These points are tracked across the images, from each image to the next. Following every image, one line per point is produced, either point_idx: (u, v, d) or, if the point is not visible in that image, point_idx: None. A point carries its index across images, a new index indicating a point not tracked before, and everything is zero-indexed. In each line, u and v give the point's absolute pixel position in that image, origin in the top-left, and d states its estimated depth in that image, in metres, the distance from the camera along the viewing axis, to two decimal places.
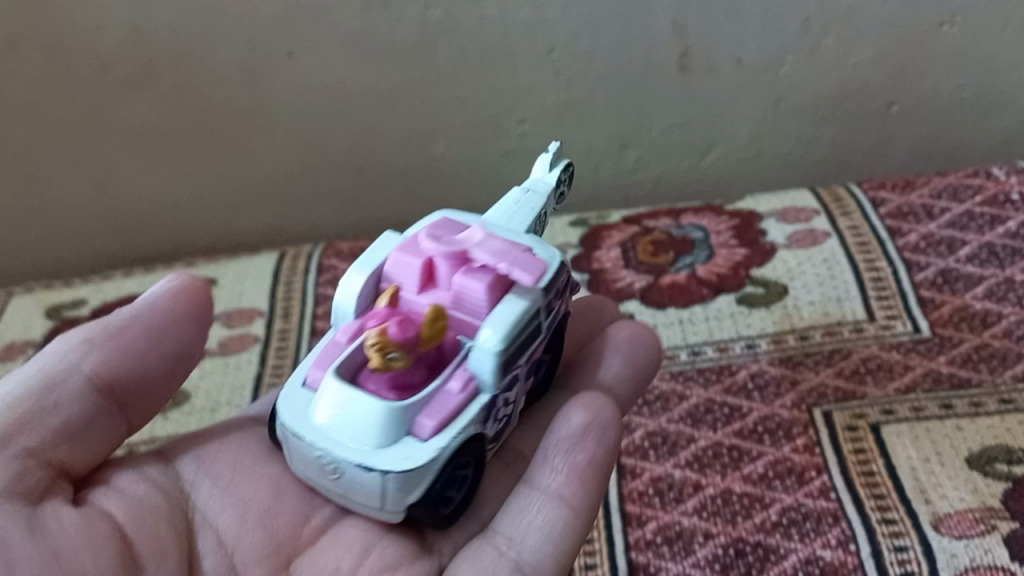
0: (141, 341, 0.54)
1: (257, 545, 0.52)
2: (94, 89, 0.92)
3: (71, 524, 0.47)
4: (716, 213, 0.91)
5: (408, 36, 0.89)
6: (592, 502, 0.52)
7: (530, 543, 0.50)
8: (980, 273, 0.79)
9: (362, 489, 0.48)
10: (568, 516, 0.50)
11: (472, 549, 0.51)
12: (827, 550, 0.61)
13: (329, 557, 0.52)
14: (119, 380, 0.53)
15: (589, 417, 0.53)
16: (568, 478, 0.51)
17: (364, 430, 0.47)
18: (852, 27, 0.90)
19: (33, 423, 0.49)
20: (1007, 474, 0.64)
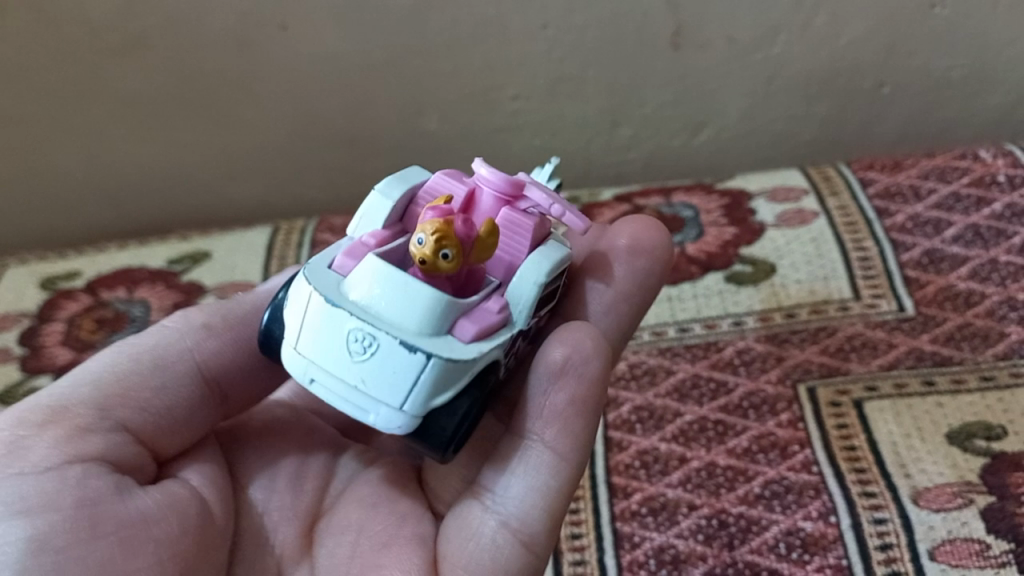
0: (254, 342, 0.58)
1: (285, 507, 0.56)
2: (87, 58, 0.92)
3: (154, 504, 0.50)
4: (707, 192, 0.91)
5: (402, 9, 0.90)
6: (580, 442, 0.50)
7: (513, 497, 0.49)
8: (965, 254, 0.80)
9: (375, 375, 0.45)
10: (551, 462, 0.49)
11: (463, 505, 0.51)
12: (808, 522, 0.62)
13: (345, 515, 0.56)
14: (220, 370, 0.57)
15: (566, 354, 0.50)
16: (546, 424, 0.49)
17: (411, 309, 0.46)
18: (843, 6, 0.91)
19: (137, 400, 0.53)
20: (985, 449, 0.65)
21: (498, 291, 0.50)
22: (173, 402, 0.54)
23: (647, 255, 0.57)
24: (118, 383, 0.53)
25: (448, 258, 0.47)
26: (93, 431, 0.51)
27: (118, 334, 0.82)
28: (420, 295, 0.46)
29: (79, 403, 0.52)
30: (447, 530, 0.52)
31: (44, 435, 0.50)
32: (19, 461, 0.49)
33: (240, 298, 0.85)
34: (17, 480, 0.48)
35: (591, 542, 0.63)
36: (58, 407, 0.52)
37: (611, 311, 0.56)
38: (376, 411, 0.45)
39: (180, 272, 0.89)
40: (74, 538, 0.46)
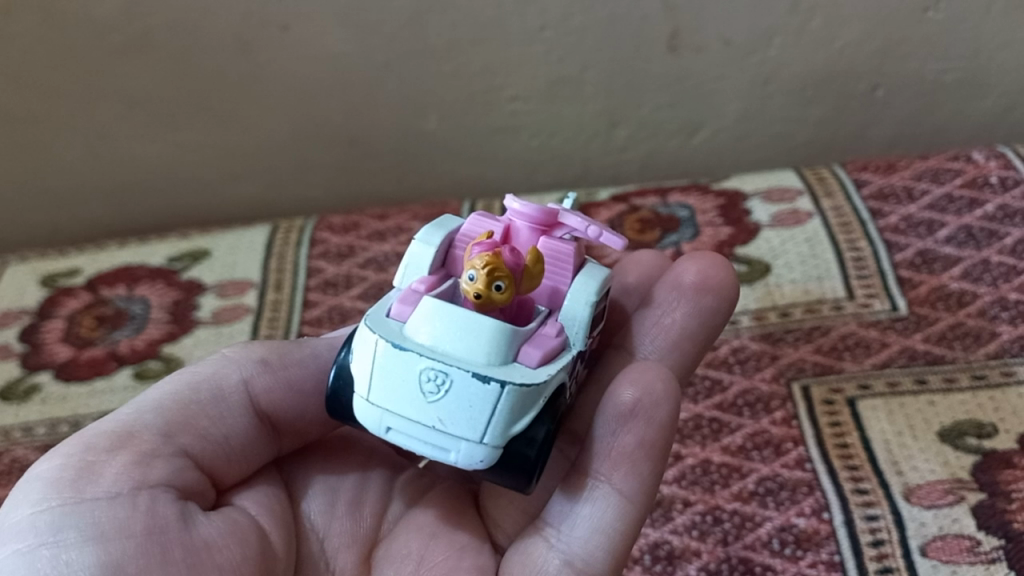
0: (311, 380, 0.57)
1: (346, 532, 0.56)
2: (89, 57, 0.93)
3: (220, 531, 0.49)
4: (703, 192, 0.92)
5: (401, 10, 0.91)
6: (648, 485, 0.50)
7: (579, 536, 0.50)
8: (957, 255, 0.81)
9: (448, 414, 0.44)
10: (619, 503, 0.50)
11: (526, 541, 0.52)
12: (801, 518, 0.63)
13: (402, 543, 0.56)
14: (280, 405, 0.56)
15: (638, 395, 0.51)
16: (615, 465, 0.50)
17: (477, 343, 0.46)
18: (838, 9, 0.92)
19: (197, 427, 0.52)
20: (976, 447, 0.66)
21: (552, 318, 0.51)
22: (232, 433, 0.53)
23: (715, 292, 0.59)
24: (180, 411, 0.52)
25: (502, 289, 0.48)
26: (160, 458, 0.50)
27: (119, 331, 0.82)
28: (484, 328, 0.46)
29: (144, 429, 0.51)
30: (509, 565, 0.52)
31: (113, 461, 0.49)
32: (86, 489, 0.47)
33: (240, 295, 0.85)
34: (84, 506, 0.46)
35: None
36: (123, 432, 0.50)
37: (676, 348, 0.58)
38: (453, 454, 0.44)
39: (180, 269, 0.89)
40: (145, 567, 0.45)
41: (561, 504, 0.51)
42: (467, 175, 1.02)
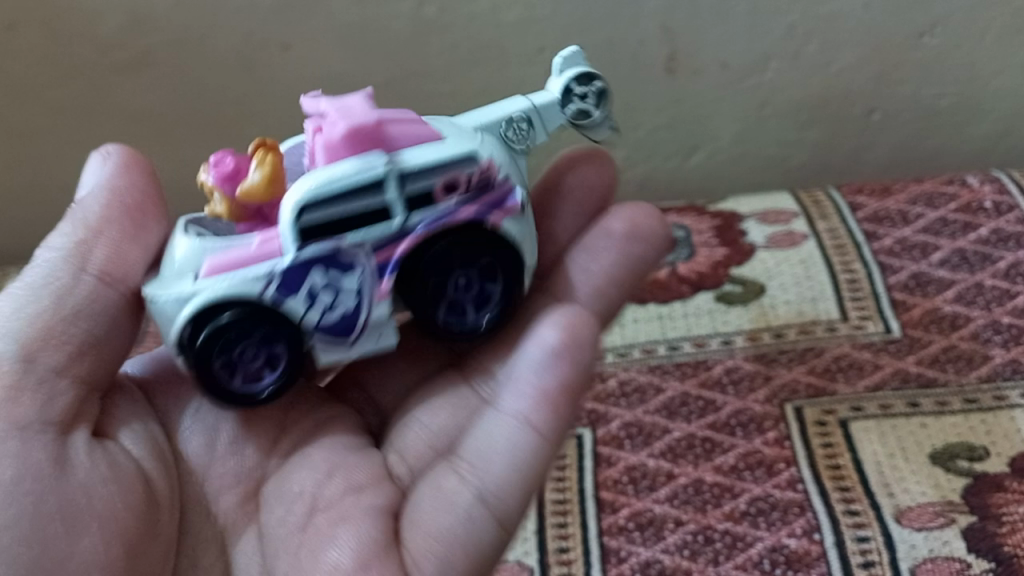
0: (139, 235, 0.56)
1: (227, 474, 0.57)
2: (92, 75, 0.94)
3: (98, 476, 0.51)
4: (698, 214, 0.93)
5: (402, 30, 0.92)
6: (565, 424, 0.52)
7: (490, 469, 0.51)
8: (950, 278, 0.81)
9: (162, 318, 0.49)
10: (531, 441, 0.51)
11: (435, 475, 0.53)
12: (792, 539, 0.63)
13: (293, 482, 0.55)
14: (119, 260, 0.55)
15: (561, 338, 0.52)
16: (535, 399, 0.52)
17: (190, 274, 0.49)
18: (834, 35, 0.93)
19: (72, 319, 0.53)
20: (967, 470, 0.66)
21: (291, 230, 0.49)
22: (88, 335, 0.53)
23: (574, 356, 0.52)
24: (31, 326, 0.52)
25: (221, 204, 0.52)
26: (26, 392, 0.51)
27: None
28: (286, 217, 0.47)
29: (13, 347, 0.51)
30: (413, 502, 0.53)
31: None
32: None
33: None
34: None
35: (576, 531, 0.66)
36: None
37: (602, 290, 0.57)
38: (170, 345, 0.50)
39: None
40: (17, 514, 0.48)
41: (480, 444, 0.52)
42: None
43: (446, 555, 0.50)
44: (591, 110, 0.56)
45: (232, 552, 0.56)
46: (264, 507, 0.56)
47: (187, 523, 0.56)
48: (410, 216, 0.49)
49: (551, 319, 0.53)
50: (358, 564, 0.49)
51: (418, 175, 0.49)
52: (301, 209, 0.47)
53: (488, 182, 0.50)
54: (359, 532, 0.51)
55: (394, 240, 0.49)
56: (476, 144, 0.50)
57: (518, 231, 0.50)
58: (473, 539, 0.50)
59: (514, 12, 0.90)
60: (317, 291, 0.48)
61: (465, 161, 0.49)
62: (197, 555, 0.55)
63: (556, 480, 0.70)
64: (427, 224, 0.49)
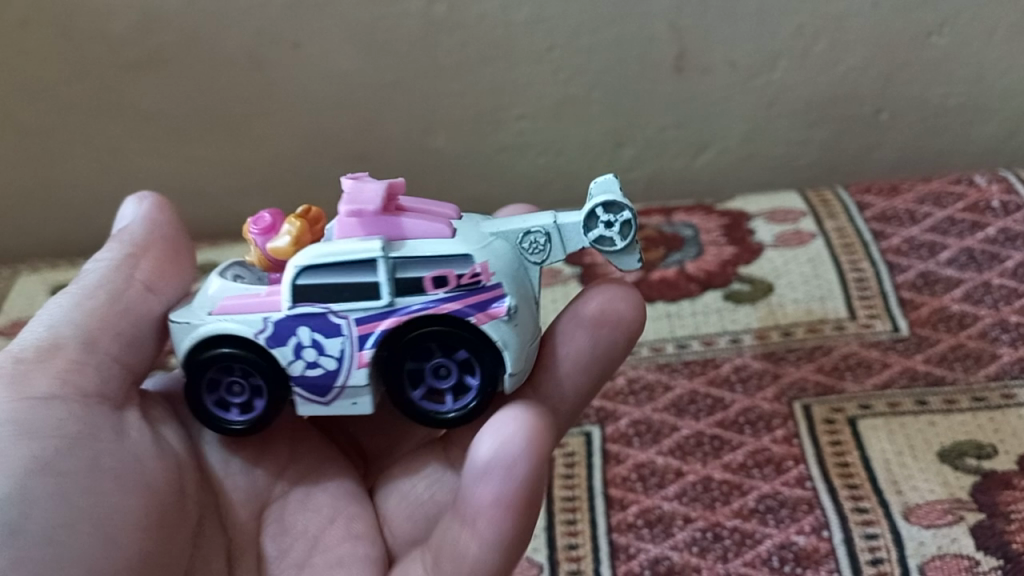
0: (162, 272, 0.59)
1: (239, 494, 0.58)
2: (103, 72, 0.95)
3: (132, 459, 0.52)
4: (706, 213, 0.94)
5: (412, 29, 0.92)
6: (523, 526, 0.48)
7: (461, 572, 0.49)
8: (958, 277, 0.81)
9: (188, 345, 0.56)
10: (484, 553, 0.48)
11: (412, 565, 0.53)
12: (801, 536, 0.64)
13: (299, 517, 0.58)
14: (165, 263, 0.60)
15: (576, 353, 0.55)
16: (490, 516, 0.47)
17: (209, 307, 0.53)
18: (842, 33, 0.93)
19: (110, 325, 0.55)
20: (976, 467, 0.66)
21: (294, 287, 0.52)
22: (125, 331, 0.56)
23: (610, 327, 0.56)
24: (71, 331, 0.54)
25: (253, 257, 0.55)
26: (83, 364, 0.53)
27: None
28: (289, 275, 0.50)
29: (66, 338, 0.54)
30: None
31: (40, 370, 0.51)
32: (18, 392, 0.50)
33: None
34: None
35: (586, 528, 0.66)
36: (42, 344, 0.53)
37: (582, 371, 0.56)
38: None
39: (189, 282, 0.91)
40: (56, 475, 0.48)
41: (441, 543, 0.50)
42: (475, 194, 1.02)
43: None
44: (614, 240, 0.51)
45: (233, 569, 0.57)
46: (267, 533, 0.58)
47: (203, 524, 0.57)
48: (393, 298, 0.49)
49: (498, 437, 0.47)
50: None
51: (410, 261, 0.50)
52: (302, 271, 0.50)
53: (476, 285, 0.49)
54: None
55: (377, 315, 0.50)
56: (473, 246, 0.50)
57: (501, 335, 0.49)
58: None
59: (524, 11, 0.91)
60: (303, 347, 0.50)
61: (459, 259, 0.49)
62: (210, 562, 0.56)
63: (566, 477, 0.71)
64: (416, 307, 0.49)
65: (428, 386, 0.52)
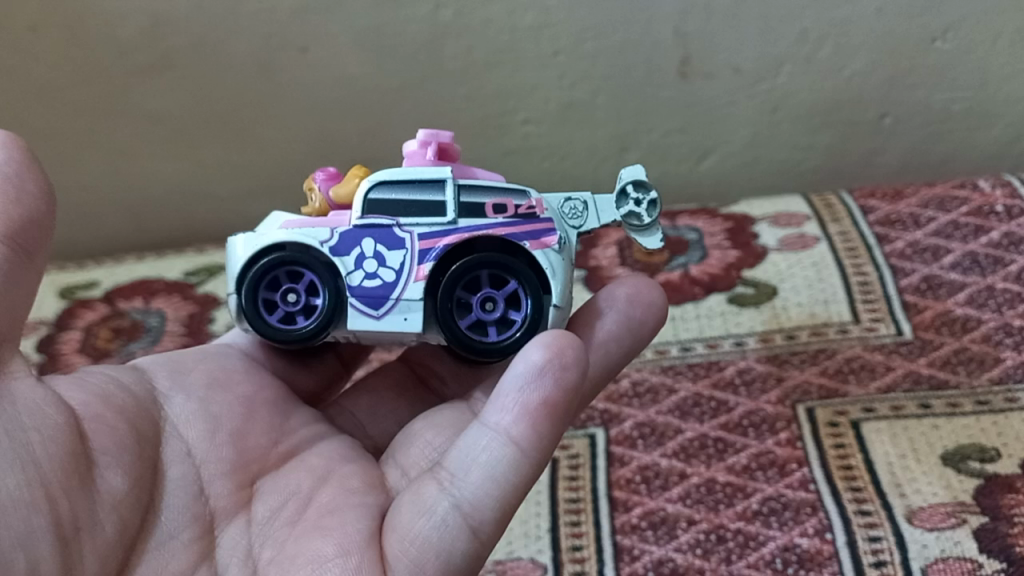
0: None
1: (224, 460, 0.55)
2: (111, 75, 0.95)
3: (34, 408, 0.47)
4: (711, 216, 0.94)
5: (418, 33, 0.93)
6: (547, 444, 0.49)
7: (470, 478, 0.48)
8: (962, 281, 0.82)
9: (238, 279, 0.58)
10: (514, 456, 0.48)
11: (418, 488, 0.50)
12: (804, 538, 0.64)
13: (291, 479, 0.55)
14: (14, 220, 0.49)
15: (615, 331, 0.58)
16: (521, 414, 0.48)
17: (272, 225, 0.56)
18: (845, 39, 0.94)
19: None
20: (979, 471, 0.66)
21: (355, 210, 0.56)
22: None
23: (645, 307, 0.59)
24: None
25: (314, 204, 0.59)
26: None
27: (135, 343, 0.84)
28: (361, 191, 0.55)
29: None
30: (394, 511, 0.50)
31: None
32: None
33: None
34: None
35: (590, 530, 0.66)
36: None
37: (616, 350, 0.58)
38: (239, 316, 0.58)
39: (196, 284, 0.91)
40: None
41: (460, 453, 0.49)
42: None
43: (417, 568, 0.47)
44: (642, 216, 0.57)
45: (217, 533, 0.52)
46: (256, 500, 0.55)
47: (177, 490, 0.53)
48: (457, 217, 0.54)
49: (545, 335, 0.50)
50: (342, 551, 0.48)
51: (473, 187, 0.54)
52: (375, 185, 0.54)
53: (533, 215, 0.54)
54: (346, 528, 0.50)
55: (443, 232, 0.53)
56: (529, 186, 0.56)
57: (551, 264, 0.53)
58: (447, 551, 0.47)
59: (529, 16, 0.92)
60: (365, 258, 0.53)
61: (517, 192, 0.55)
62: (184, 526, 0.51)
63: (570, 479, 0.71)
64: (473, 226, 0.53)
65: (475, 317, 0.53)
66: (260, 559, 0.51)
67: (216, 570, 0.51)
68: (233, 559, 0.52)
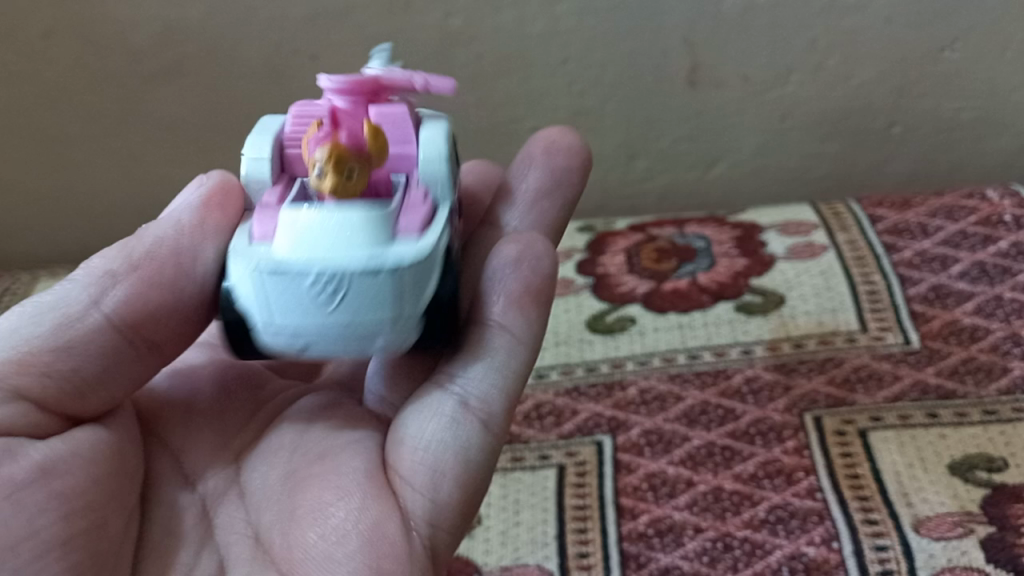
0: (158, 292, 0.50)
1: (210, 446, 0.55)
2: (124, 81, 0.96)
3: (56, 453, 0.47)
4: (719, 225, 0.94)
5: (428, 42, 0.93)
6: (535, 326, 0.52)
7: (471, 374, 0.50)
8: (970, 290, 0.82)
9: (349, 312, 0.44)
10: (513, 345, 0.51)
11: (422, 397, 0.51)
12: (811, 547, 0.64)
13: (274, 437, 0.55)
14: (156, 317, 0.50)
15: (544, 178, 0.62)
16: (508, 299, 0.52)
17: (395, 235, 0.46)
18: (854, 49, 0.94)
19: (88, 336, 0.48)
20: (986, 480, 0.66)
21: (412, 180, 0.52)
22: (86, 368, 0.48)
23: (565, 154, 0.62)
24: (28, 343, 0.47)
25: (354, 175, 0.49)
26: (49, 373, 0.47)
27: None
28: (447, 171, 0.52)
29: (50, 345, 0.48)
30: (400, 422, 0.51)
31: (13, 373, 0.47)
32: None
33: None
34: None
35: (596, 536, 0.67)
36: (23, 344, 0.47)
37: (534, 206, 0.61)
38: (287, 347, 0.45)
39: None
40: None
41: (459, 353, 0.51)
42: None
43: (437, 465, 0.49)
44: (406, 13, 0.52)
45: (214, 514, 0.53)
46: (247, 469, 0.54)
47: (160, 485, 0.53)
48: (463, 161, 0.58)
49: (510, 238, 0.55)
50: (340, 495, 0.49)
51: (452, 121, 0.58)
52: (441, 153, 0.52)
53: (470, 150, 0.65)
54: (340, 470, 0.50)
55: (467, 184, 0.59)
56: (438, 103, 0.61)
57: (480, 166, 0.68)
58: (463, 447, 0.49)
59: (539, 24, 0.92)
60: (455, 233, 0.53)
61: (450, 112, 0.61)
62: (176, 521, 0.52)
63: (577, 485, 0.71)
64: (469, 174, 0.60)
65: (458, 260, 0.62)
66: (261, 525, 0.51)
67: (219, 549, 0.51)
68: (235, 530, 0.52)
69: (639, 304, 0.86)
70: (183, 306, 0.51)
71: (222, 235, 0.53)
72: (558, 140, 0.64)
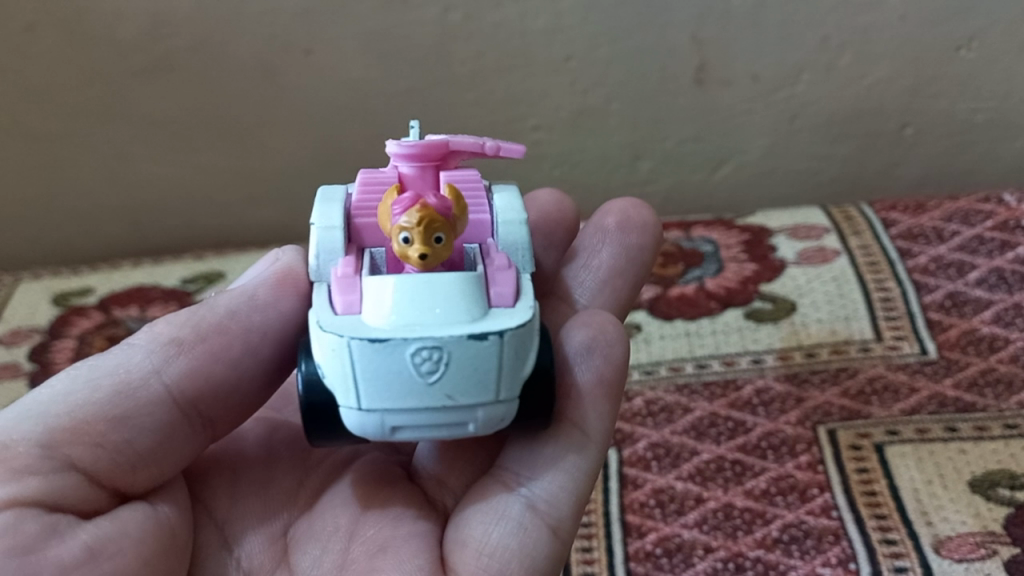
0: (220, 364, 0.51)
1: (254, 518, 0.53)
2: (111, 77, 0.93)
3: (109, 530, 0.46)
4: (727, 228, 0.91)
5: (427, 36, 0.90)
6: (606, 425, 0.51)
7: (542, 475, 0.49)
8: (988, 298, 0.79)
9: (450, 385, 0.42)
10: (582, 446, 0.50)
11: (485, 496, 0.50)
12: (827, 568, 0.61)
13: (328, 518, 0.53)
14: (214, 392, 0.51)
15: (620, 257, 0.60)
16: (580, 399, 0.50)
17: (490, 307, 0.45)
18: (866, 47, 0.91)
19: (144, 411, 0.48)
20: (1009, 498, 0.64)
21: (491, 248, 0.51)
22: (142, 440, 0.48)
23: (639, 230, 0.61)
24: (82, 409, 0.47)
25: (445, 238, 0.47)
26: (105, 449, 0.47)
27: None
28: (526, 234, 0.52)
29: (109, 418, 0.47)
30: (461, 522, 0.49)
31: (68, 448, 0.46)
32: (29, 470, 0.45)
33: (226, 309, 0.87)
34: None
35: (602, 556, 0.63)
36: (81, 416, 0.47)
37: (607, 283, 0.60)
38: (377, 419, 0.43)
39: (193, 292, 0.89)
40: None
41: (527, 455, 0.50)
42: None
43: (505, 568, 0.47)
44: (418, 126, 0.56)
45: None
46: (294, 547, 0.52)
47: (200, 557, 0.51)
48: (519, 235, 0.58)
49: (579, 318, 0.53)
50: None
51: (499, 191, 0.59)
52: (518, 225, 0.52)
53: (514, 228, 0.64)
54: (401, 564, 0.48)
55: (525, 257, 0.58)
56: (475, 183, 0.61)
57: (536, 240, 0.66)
58: (532, 548, 0.47)
59: (541, 20, 0.89)
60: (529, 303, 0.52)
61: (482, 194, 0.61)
62: None
63: None
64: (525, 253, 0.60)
65: None
66: None
67: None
68: None
69: (644, 310, 0.83)
70: (239, 380, 0.52)
71: (291, 313, 0.53)
72: (633, 213, 0.63)
